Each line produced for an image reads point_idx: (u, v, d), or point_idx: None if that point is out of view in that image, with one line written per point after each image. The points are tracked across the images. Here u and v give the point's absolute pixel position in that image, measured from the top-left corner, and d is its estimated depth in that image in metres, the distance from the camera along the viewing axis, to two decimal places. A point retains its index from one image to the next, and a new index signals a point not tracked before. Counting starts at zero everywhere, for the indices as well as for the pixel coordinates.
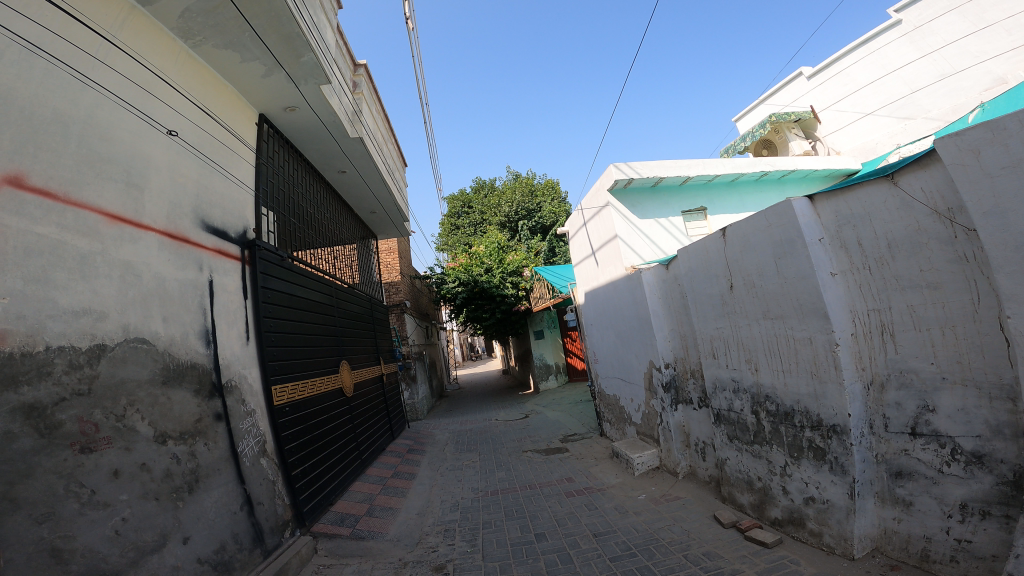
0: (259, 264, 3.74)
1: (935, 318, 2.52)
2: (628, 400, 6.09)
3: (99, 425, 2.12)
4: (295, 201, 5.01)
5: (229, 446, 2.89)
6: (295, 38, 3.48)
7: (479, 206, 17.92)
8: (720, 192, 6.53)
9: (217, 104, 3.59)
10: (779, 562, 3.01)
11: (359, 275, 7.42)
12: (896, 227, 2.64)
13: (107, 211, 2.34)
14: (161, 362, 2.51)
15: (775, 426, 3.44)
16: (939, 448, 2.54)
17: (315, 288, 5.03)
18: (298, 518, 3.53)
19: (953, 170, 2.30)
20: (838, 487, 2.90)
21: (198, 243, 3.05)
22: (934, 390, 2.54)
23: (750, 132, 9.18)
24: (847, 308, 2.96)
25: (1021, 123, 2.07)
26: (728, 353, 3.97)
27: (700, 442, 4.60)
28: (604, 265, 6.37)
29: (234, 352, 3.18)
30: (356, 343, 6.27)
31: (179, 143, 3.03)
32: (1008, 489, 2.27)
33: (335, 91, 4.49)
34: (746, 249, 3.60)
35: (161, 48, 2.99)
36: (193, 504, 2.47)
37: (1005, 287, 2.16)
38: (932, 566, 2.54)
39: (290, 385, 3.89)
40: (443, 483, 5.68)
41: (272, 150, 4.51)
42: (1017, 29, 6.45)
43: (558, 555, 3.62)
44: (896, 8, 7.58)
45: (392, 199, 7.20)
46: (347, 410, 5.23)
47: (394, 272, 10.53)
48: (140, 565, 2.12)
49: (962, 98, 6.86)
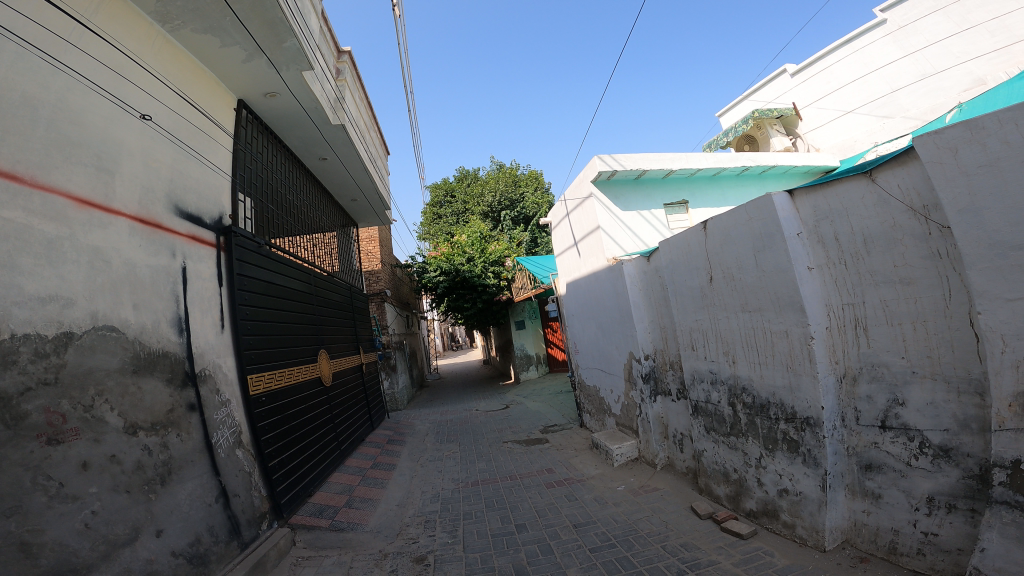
0: (235, 251, 3.66)
1: (907, 313, 2.57)
2: (608, 391, 6.12)
3: (67, 416, 2.06)
4: (273, 186, 4.90)
5: (203, 437, 2.83)
6: (278, 23, 3.39)
7: (461, 195, 17.87)
8: (701, 186, 6.58)
9: (195, 90, 3.49)
10: (754, 553, 3.07)
11: (338, 263, 7.31)
12: (872, 223, 2.68)
13: (76, 196, 2.27)
14: (131, 351, 2.44)
15: (751, 418, 3.50)
16: (908, 441, 2.59)
17: (293, 276, 4.94)
18: (275, 510, 3.49)
19: (930, 168, 2.33)
20: (811, 479, 2.95)
21: (172, 230, 2.97)
22: (904, 383, 2.60)
23: (731, 127, 8.86)
24: (823, 302, 3.00)
25: (1000, 123, 2.10)
26: (706, 345, 4.01)
27: (678, 434, 4.64)
28: (587, 255, 6.37)
29: (208, 341, 3.11)
30: (335, 331, 6.20)
31: (153, 127, 2.94)
32: (974, 483, 2.33)
33: (317, 77, 4.41)
34: (726, 242, 3.63)
35: (137, 32, 2.90)
36: (166, 497, 2.43)
37: (976, 284, 2.21)
38: (899, 557, 2.60)
39: (266, 374, 3.83)
40: (423, 474, 5.66)
41: (250, 137, 4.41)
42: (1000, 31, 6.55)
43: (539, 545, 3.64)
44: (881, 8, 7.65)
45: (373, 187, 7.10)
46: (326, 400, 5.19)
47: (375, 261, 10.42)
48: (112, 558, 2.08)
49: (941, 98, 7.02)
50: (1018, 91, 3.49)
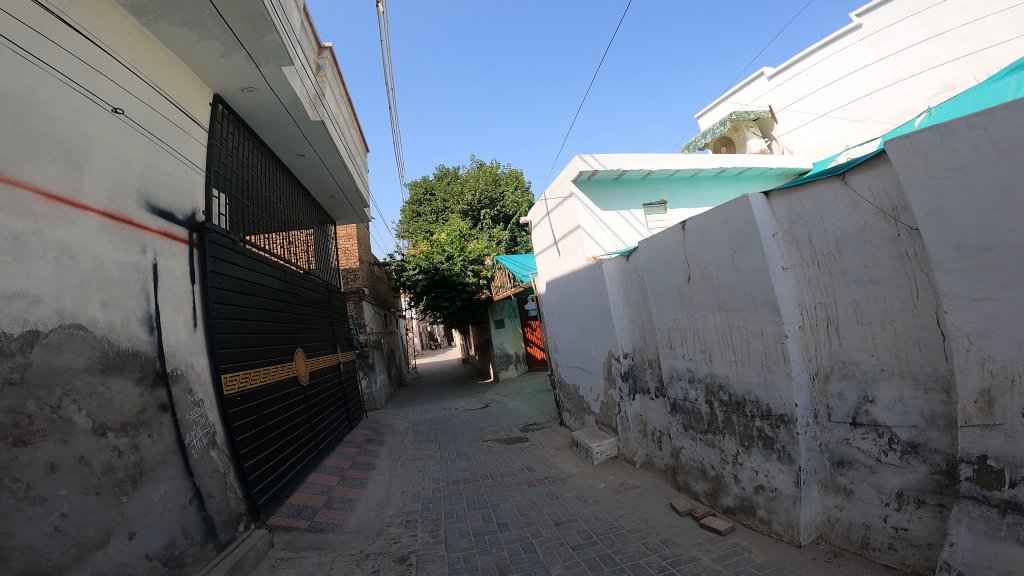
0: (208, 248, 3.59)
1: (876, 312, 2.62)
2: (587, 390, 6.15)
3: (34, 417, 2.00)
4: (249, 182, 4.82)
5: (176, 438, 2.77)
6: (259, 18, 3.33)
7: (442, 193, 17.81)
8: (679, 186, 6.65)
9: (170, 84, 3.42)
10: (732, 549, 3.11)
11: (315, 261, 7.22)
12: (844, 225, 2.73)
13: (43, 191, 2.21)
14: (99, 350, 2.38)
15: (728, 415, 3.54)
16: (878, 438, 2.65)
17: (269, 274, 4.86)
18: (251, 511, 3.44)
19: (901, 171, 2.38)
20: (785, 475, 3.00)
21: (142, 225, 2.90)
22: (874, 380, 2.65)
23: (709, 130, 9.03)
24: (796, 301, 3.05)
25: (969, 128, 2.15)
26: (684, 343, 4.05)
27: (657, 432, 4.69)
28: (567, 254, 6.38)
29: (179, 340, 3.05)
30: (312, 330, 6.12)
31: (125, 122, 2.87)
32: (942, 478, 2.38)
33: (297, 73, 4.35)
34: (704, 242, 3.67)
35: (112, 24, 2.83)
36: (138, 498, 2.38)
37: (943, 285, 2.26)
38: (871, 552, 2.66)
39: (241, 374, 3.76)
40: (403, 473, 5.63)
41: (226, 132, 4.33)
42: (970, 36, 6.69)
43: (521, 544, 3.64)
44: (857, 12, 7.77)
45: (352, 184, 7.03)
46: (303, 400, 5.13)
47: (352, 259, 10.32)
48: (83, 561, 2.04)
49: (912, 103, 7.15)
50: (982, 98, 3.61)
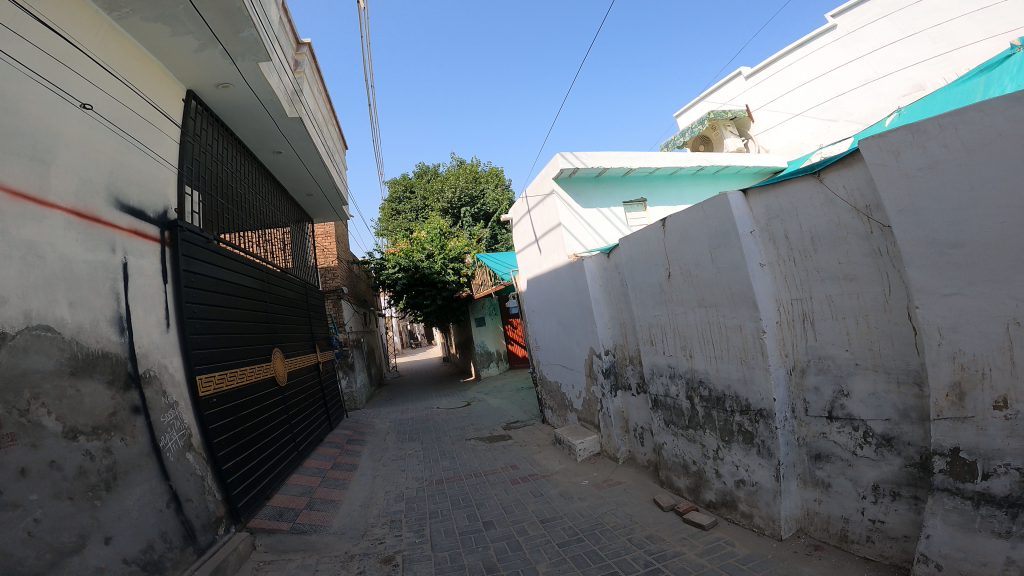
0: (180, 247, 3.52)
1: (850, 308, 2.66)
2: (569, 387, 6.17)
3: (2, 421, 1.95)
4: (223, 180, 4.73)
5: (151, 441, 2.72)
6: (235, 13, 3.28)
7: (422, 191, 17.72)
8: (659, 184, 6.69)
9: (141, 79, 3.34)
10: (716, 543, 3.13)
11: (292, 259, 7.12)
12: (820, 222, 2.76)
13: (8, 188, 2.14)
14: (68, 352, 2.32)
15: (708, 411, 3.56)
16: (853, 431, 2.69)
17: (245, 273, 4.79)
18: (231, 513, 3.39)
19: (873, 169, 2.40)
20: (765, 470, 3.03)
21: (112, 223, 2.83)
22: (849, 375, 2.69)
23: (688, 128, 9.10)
24: (773, 297, 3.08)
25: (940, 127, 2.18)
26: (664, 340, 4.07)
27: (639, 428, 4.71)
28: (548, 252, 6.38)
29: (151, 340, 2.98)
30: (290, 330, 6.04)
31: (94, 117, 2.79)
32: (915, 470, 2.43)
33: (274, 69, 4.30)
34: (683, 240, 3.68)
35: (81, 18, 2.76)
36: (113, 503, 2.32)
37: (915, 280, 2.29)
38: (850, 544, 2.70)
39: (217, 375, 3.70)
40: (386, 473, 5.60)
41: (200, 129, 4.25)
42: (941, 37, 6.82)
43: (507, 542, 3.63)
44: (832, 13, 7.87)
45: (330, 181, 6.94)
46: (281, 400, 5.06)
47: (330, 257, 10.20)
48: (59, 567, 1.99)
49: (884, 102, 7.28)
50: (949, 99, 3.71)
